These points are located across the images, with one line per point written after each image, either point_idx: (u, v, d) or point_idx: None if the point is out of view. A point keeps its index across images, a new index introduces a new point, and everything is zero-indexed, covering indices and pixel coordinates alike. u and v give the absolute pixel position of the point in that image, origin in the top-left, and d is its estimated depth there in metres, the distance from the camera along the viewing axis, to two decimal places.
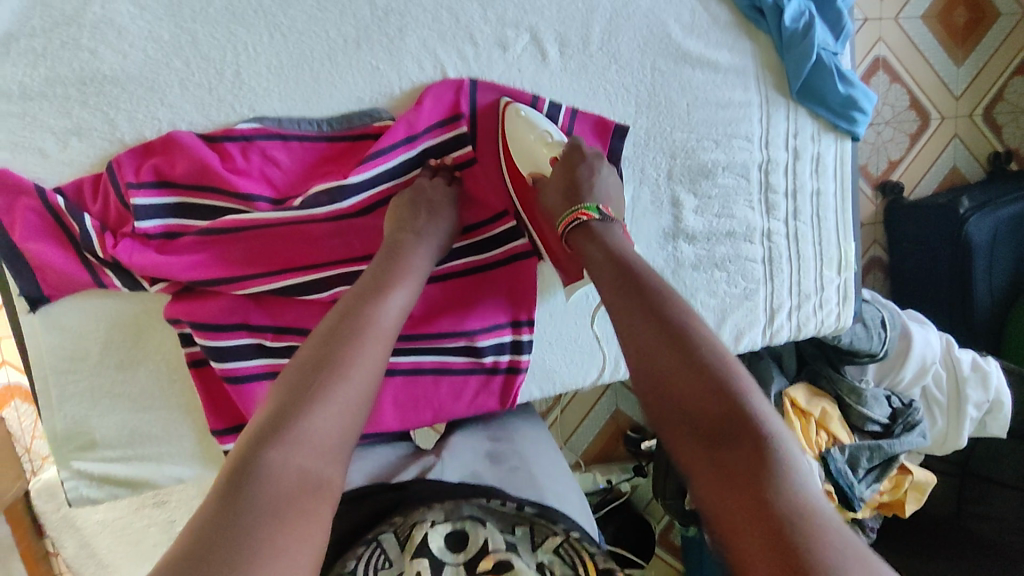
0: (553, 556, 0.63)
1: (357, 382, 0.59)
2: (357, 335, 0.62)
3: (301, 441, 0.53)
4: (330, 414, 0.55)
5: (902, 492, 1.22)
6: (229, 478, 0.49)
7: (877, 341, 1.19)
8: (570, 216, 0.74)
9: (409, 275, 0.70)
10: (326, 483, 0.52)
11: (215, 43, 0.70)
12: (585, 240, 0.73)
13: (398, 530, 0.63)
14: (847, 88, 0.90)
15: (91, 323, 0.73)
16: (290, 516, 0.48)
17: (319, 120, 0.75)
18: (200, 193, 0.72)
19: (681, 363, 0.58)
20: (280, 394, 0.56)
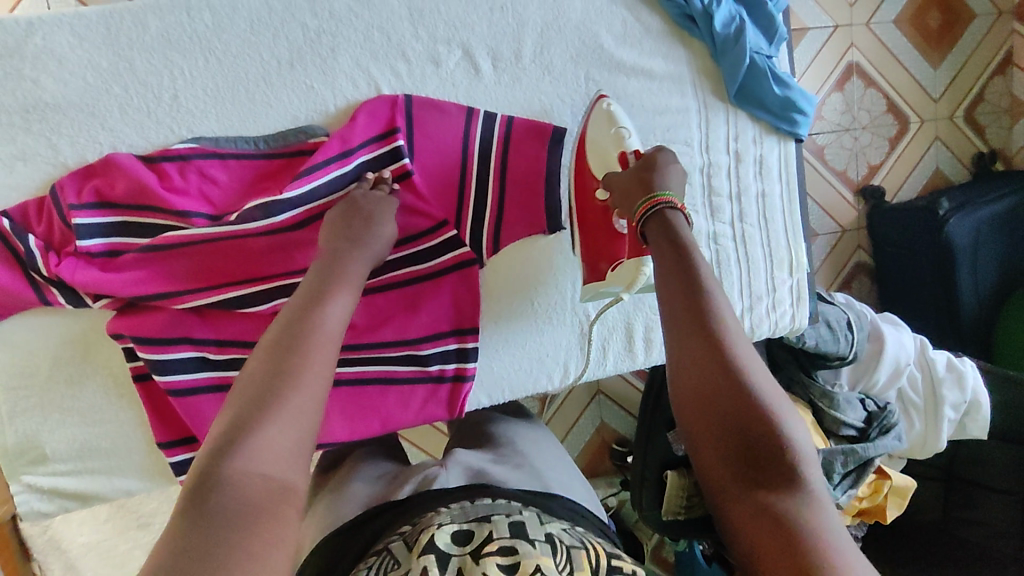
0: (559, 531, 0.62)
1: (312, 385, 0.57)
2: (311, 342, 0.61)
3: (259, 448, 0.50)
4: (284, 424, 0.53)
5: (881, 498, 1.20)
6: (189, 496, 0.47)
7: (845, 344, 1.17)
8: (649, 202, 0.70)
9: (348, 281, 0.70)
10: (296, 486, 0.51)
11: (153, 70, 0.74)
12: (658, 227, 0.69)
13: (408, 535, 0.62)
14: (784, 90, 0.91)
15: (39, 339, 0.75)
16: (261, 524, 0.46)
17: (255, 138, 0.77)
18: (140, 212, 0.74)
19: (727, 377, 0.56)
20: (237, 404, 0.54)
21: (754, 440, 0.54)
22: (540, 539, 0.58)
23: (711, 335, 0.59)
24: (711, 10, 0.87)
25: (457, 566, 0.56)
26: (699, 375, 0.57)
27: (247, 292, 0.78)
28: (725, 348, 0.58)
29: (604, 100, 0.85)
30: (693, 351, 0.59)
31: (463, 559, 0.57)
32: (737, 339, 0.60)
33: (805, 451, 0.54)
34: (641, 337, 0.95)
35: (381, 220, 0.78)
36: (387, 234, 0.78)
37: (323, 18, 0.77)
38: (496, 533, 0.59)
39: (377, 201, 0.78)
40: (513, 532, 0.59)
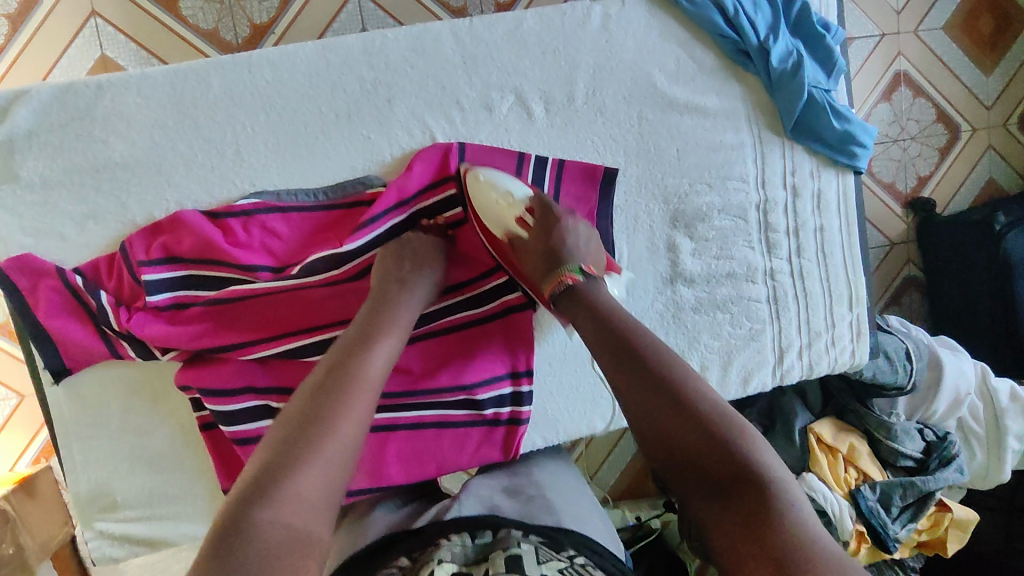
0: (558, 574, 0.61)
1: (345, 434, 0.58)
2: (349, 387, 0.62)
3: (288, 496, 0.51)
4: (315, 473, 0.54)
5: (942, 531, 1.17)
6: (216, 538, 0.48)
7: (903, 375, 1.14)
8: (555, 280, 0.74)
9: (394, 328, 0.71)
10: (319, 537, 0.51)
11: (216, 126, 0.76)
12: (573, 303, 0.72)
13: (408, 571, 0.63)
14: (844, 124, 0.88)
15: (110, 390, 0.77)
16: (279, 568, 0.47)
17: (314, 190, 0.78)
18: (206, 267, 0.76)
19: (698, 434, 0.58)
20: (271, 447, 0.56)
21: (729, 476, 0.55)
22: None
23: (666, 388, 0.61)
24: (767, 45, 0.85)
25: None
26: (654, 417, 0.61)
27: (308, 342, 0.78)
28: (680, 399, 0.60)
29: (470, 166, 0.81)
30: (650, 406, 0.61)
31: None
32: (683, 373, 0.62)
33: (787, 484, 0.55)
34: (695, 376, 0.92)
35: (434, 269, 0.79)
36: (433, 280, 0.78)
37: (380, 70, 0.78)
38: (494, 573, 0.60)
39: (429, 251, 0.79)
40: (510, 567, 0.60)
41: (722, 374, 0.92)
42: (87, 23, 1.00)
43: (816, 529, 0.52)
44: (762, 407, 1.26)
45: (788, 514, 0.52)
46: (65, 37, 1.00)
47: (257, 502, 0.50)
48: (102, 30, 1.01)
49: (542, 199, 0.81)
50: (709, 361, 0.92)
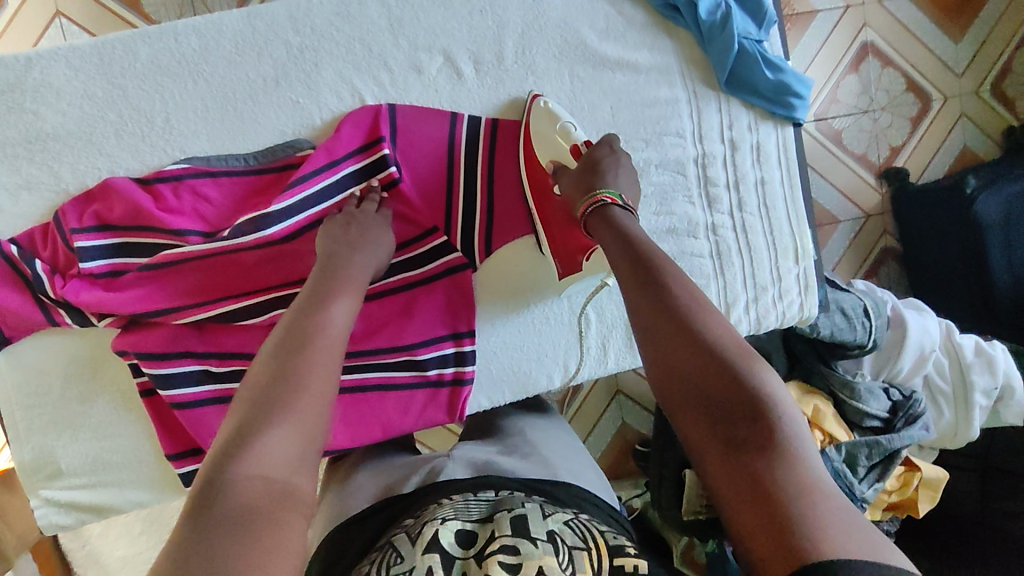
0: (563, 526, 0.63)
1: (316, 386, 0.57)
2: (316, 345, 0.61)
3: (261, 450, 0.49)
4: (287, 430, 0.52)
5: (911, 491, 1.16)
6: (196, 498, 0.45)
7: (862, 332, 1.11)
8: (591, 200, 0.73)
9: (349, 288, 0.71)
10: (300, 491, 0.49)
11: (145, 95, 0.77)
12: (603, 227, 0.71)
13: (409, 530, 0.64)
14: (776, 74, 0.88)
15: (51, 359, 0.78)
16: (260, 519, 0.44)
17: (244, 155, 0.79)
18: (139, 233, 0.77)
19: (700, 365, 0.55)
20: (244, 409, 0.53)
21: (731, 406, 0.52)
22: (543, 536, 0.59)
23: (686, 323, 0.58)
24: None
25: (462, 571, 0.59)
26: (674, 357, 0.56)
27: (244, 305, 0.79)
28: (701, 335, 0.57)
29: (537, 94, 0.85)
30: (667, 344, 0.57)
31: (468, 563, 0.59)
32: (708, 315, 0.59)
33: (790, 417, 0.51)
34: None
35: (375, 232, 0.79)
36: (383, 246, 0.79)
37: (306, 34, 0.80)
38: (499, 533, 0.60)
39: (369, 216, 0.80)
40: (516, 528, 0.60)
41: None
42: (52, 23, 1.04)
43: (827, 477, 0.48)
44: None
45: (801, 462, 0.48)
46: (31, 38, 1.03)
47: (230, 463, 0.48)
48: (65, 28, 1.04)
49: (604, 137, 0.81)
50: None
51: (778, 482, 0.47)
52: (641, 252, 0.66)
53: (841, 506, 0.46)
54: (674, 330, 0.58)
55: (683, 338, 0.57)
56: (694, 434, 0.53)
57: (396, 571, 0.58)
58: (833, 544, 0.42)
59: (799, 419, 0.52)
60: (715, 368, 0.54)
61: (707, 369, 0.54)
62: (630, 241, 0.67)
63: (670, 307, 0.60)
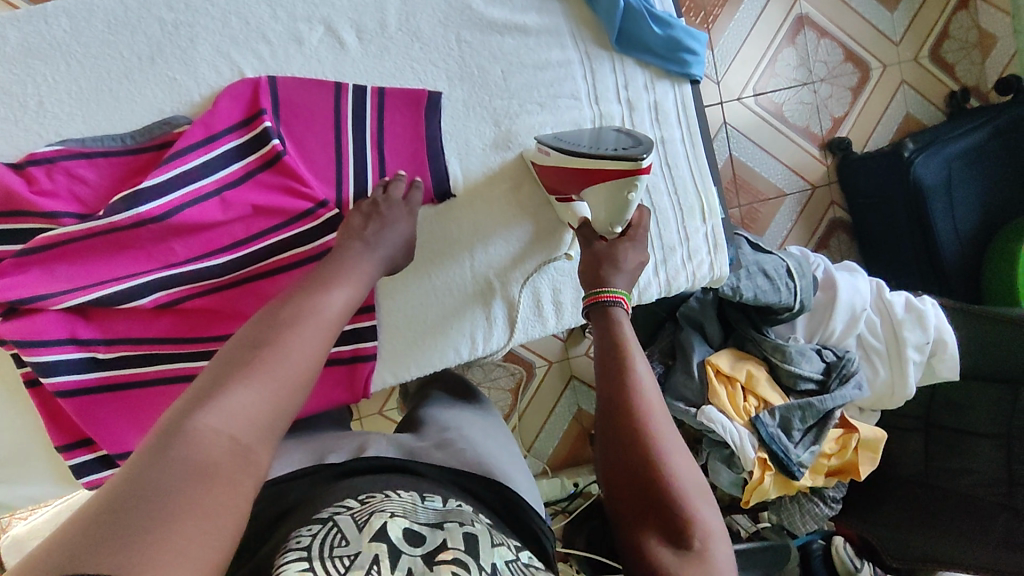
0: (505, 561, 0.58)
1: (296, 361, 0.56)
2: (303, 322, 0.60)
3: (228, 406, 0.49)
4: (256, 391, 0.51)
5: (850, 454, 1.14)
6: (156, 437, 0.46)
7: (785, 292, 1.09)
8: (592, 297, 0.73)
9: (350, 276, 0.69)
10: (258, 458, 0.49)
11: (15, 79, 0.76)
12: (603, 321, 0.72)
13: (355, 513, 0.59)
14: (666, 30, 0.88)
15: None
16: (217, 478, 0.44)
17: (120, 134, 0.78)
18: (14, 219, 0.75)
19: (636, 448, 0.62)
20: (217, 365, 0.53)
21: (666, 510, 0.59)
22: (489, 565, 0.56)
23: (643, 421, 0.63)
24: None
25: (408, 565, 0.54)
26: (629, 449, 0.62)
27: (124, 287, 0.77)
28: (652, 435, 0.62)
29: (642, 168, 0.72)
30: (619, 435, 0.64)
31: (414, 559, 0.55)
32: (665, 420, 0.64)
33: (714, 531, 0.58)
34: (547, 300, 0.91)
35: (397, 224, 0.78)
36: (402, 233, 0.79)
37: (179, 11, 0.79)
38: (450, 544, 0.57)
39: (388, 205, 0.79)
40: (468, 544, 0.58)
41: (578, 298, 0.91)
42: None
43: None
44: (664, 347, 1.25)
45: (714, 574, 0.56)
46: None
47: (196, 412, 0.47)
48: None
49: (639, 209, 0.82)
50: (561, 285, 0.91)
51: None
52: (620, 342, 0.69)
53: None
54: (626, 419, 0.63)
55: (640, 432, 0.62)
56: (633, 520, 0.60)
57: (340, 552, 0.54)
58: None
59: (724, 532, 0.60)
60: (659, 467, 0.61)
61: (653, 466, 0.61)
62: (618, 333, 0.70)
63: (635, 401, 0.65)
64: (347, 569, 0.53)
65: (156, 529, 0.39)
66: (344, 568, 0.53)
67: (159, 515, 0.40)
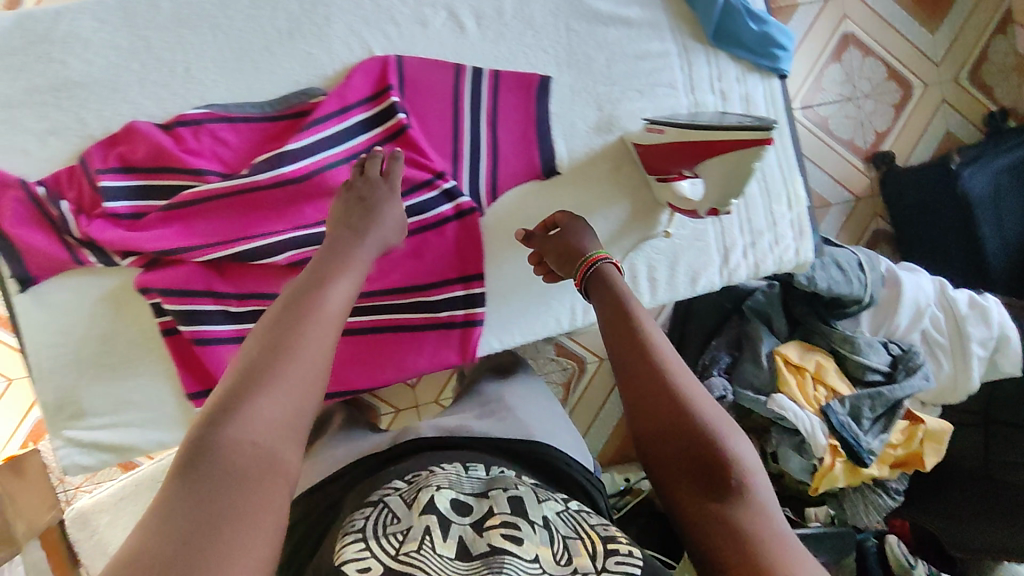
0: (554, 514, 0.60)
1: (307, 356, 0.55)
2: (308, 319, 0.58)
3: (250, 417, 0.50)
4: (278, 398, 0.52)
5: (916, 445, 1.17)
6: (185, 456, 0.47)
7: (858, 285, 1.15)
8: (591, 259, 0.77)
9: (352, 267, 0.68)
10: (286, 459, 0.50)
11: (166, 46, 0.81)
12: (603, 284, 0.74)
13: (404, 493, 0.61)
14: (761, 26, 0.94)
15: (75, 301, 0.81)
16: (245, 489, 0.46)
17: (260, 102, 0.83)
18: (162, 175, 0.80)
19: (651, 401, 0.60)
20: (232, 376, 0.53)
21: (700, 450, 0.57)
22: (540, 521, 0.58)
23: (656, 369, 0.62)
24: None
25: (460, 533, 0.56)
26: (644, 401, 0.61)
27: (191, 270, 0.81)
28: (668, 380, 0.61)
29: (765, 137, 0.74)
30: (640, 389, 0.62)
31: (465, 527, 0.56)
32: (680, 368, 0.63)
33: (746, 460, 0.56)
34: (643, 277, 0.95)
35: (381, 206, 0.79)
36: (393, 221, 0.79)
37: None
38: (497, 508, 0.58)
39: (385, 190, 0.80)
40: (514, 506, 0.59)
41: (670, 275, 0.96)
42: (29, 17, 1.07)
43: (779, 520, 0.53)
44: (730, 338, 1.29)
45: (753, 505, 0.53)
46: None
47: (218, 428, 0.48)
48: None
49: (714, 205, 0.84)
50: (656, 263, 0.95)
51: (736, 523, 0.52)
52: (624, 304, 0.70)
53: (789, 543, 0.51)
54: (637, 376, 0.63)
55: (656, 382, 0.61)
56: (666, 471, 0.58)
57: (392, 530, 0.56)
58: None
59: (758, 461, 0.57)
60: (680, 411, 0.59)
61: (673, 408, 0.59)
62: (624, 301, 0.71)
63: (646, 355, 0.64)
64: (402, 543, 0.54)
65: (197, 548, 0.42)
66: (399, 543, 0.54)
67: (195, 538, 0.42)
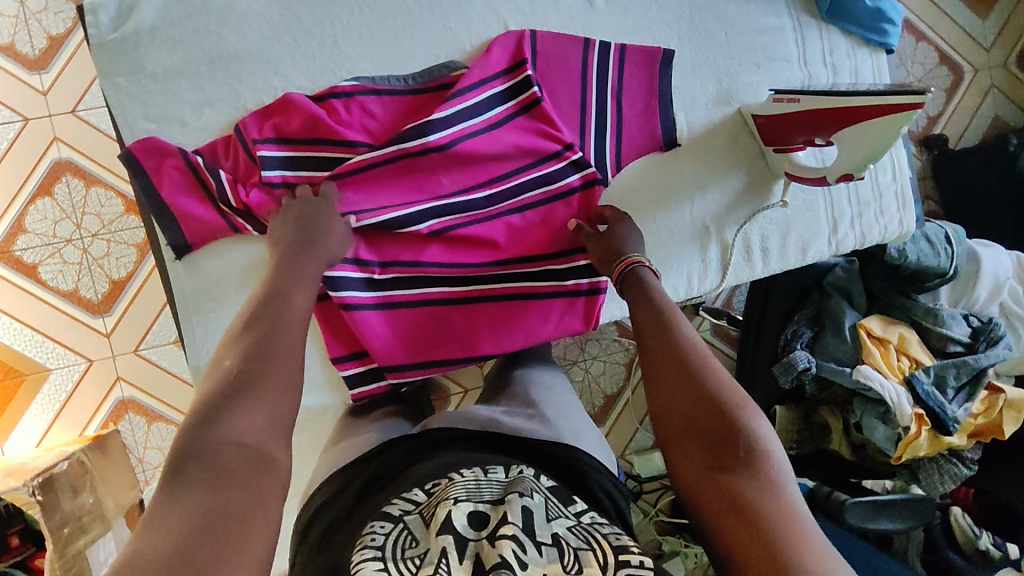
0: (566, 530, 0.59)
1: (283, 370, 0.60)
2: (278, 334, 0.63)
3: (230, 423, 0.54)
4: (252, 408, 0.55)
5: (997, 414, 1.21)
6: (173, 459, 0.51)
7: (945, 257, 1.19)
8: (627, 261, 0.81)
9: (304, 279, 0.72)
10: (271, 456, 0.54)
11: (316, 20, 0.84)
12: (635, 285, 0.78)
13: (423, 511, 0.62)
14: (874, 2, 0.97)
15: (226, 269, 0.83)
16: (233, 487, 0.50)
17: (403, 75, 0.86)
18: (314, 146, 0.83)
19: (679, 395, 0.65)
20: (215, 382, 0.57)
21: (723, 441, 0.61)
22: (547, 540, 0.58)
23: (687, 362, 0.67)
24: None
25: (476, 550, 0.57)
26: (673, 393, 0.66)
27: (270, 226, 0.78)
28: (697, 374, 0.66)
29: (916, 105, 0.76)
30: (668, 381, 0.67)
31: (480, 544, 0.57)
32: (710, 362, 0.68)
33: (770, 447, 0.61)
34: (757, 247, 0.98)
35: (328, 222, 0.79)
36: (338, 234, 0.80)
37: None
38: (510, 517, 0.58)
39: (322, 207, 0.80)
40: (526, 519, 0.58)
41: (782, 245, 0.99)
42: None
43: (798, 503, 0.58)
44: (808, 313, 1.30)
45: (776, 488, 0.58)
46: None
47: (202, 431, 0.52)
48: None
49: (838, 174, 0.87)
50: (768, 233, 0.99)
51: (762, 506, 0.56)
52: (655, 302, 0.74)
53: (808, 525, 0.55)
54: (665, 371, 0.68)
55: (688, 375, 0.66)
56: (686, 460, 0.63)
57: (410, 554, 0.57)
58: (794, 555, 0.52)
59: (782, 451, 0.62)
60: (711, 402, 0.64)
61: (702, 400, 0.64)
62: (654, 299, 0.75)
63: (677, 350, 0.69)
64: (418, 569, 0.55)
65: (198, 549, 0.45)
66: (415, 568, 0.55)
67: (195, 540, 0.46)
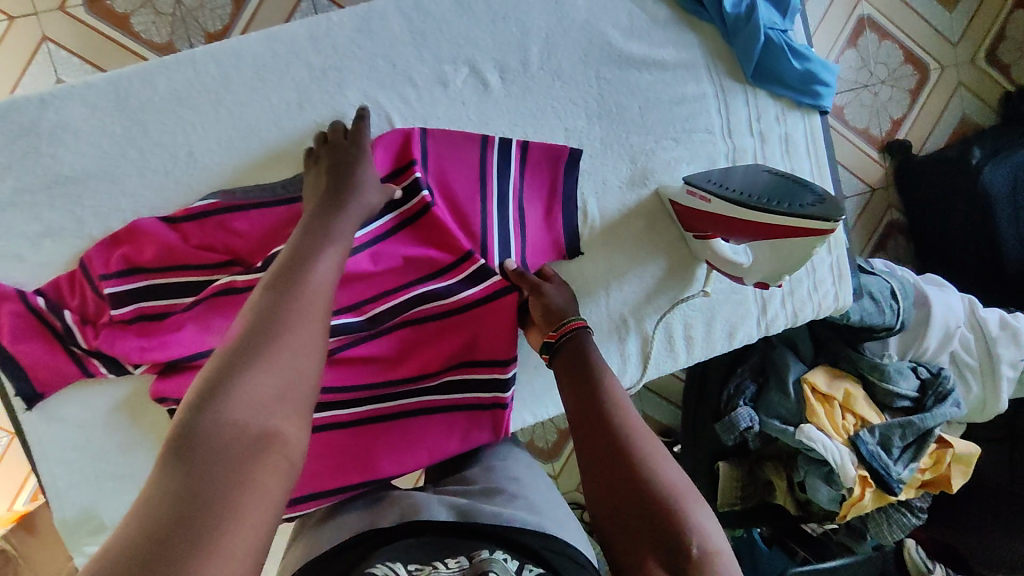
0: None
1: (298, 333, 0.51)
2: (301, 296, 0.54)
3: (234, 394, 0.46)
4: (263, 374, 0.48)
5: (944, 468, 1.17)
6: (174, 436, 0.44)
7: (891, 314, 1.13)
8: (565, 326, 0.74)
9: (337, 238, 0.62)
10: (278, 435, 0.46)
11: (166, 129, 0.73)
12: (571, 350, 0.72)
13: None
14: (803, 63, 0.88)
15: (87, 414, 0.76)
16: (234, 469, 0.43)
17: (271, 184, 0.76)
18: (171, 274, 0.73)
19: (615, 468, 0.59)
20: (226, 347, 0.50)
21: (661, 525, 0.54)
22: None
23: (620, 436, 0.61)
24: None
25: None
26: (606, 470, 0.59)
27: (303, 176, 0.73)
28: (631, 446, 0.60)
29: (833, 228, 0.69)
30: (601, 456, 0.60)
31: None
32: (647, 436, 0.62)
33: (710, 535, 0.54)
34: (680, 336, 0.91)
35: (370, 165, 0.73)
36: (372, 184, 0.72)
37: (327, 54, 0.76)
38: None
39: (358, 153, 0.73)
40: None
41: (707, 332, 0.92)
42: (39, 48, 1.03)
43: None
44: (755, 362, 1.26)
45: None
46: (21, 58, 1.02)
47: (205, 406, 0.45)
48: (53, 53, 1.03)
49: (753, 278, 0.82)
50: (692, 319, 0.91)
51: None
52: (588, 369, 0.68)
53: None
54: (603, 439, 0.61)
55: (623, 446, 0.60)
56: (624, 545, 0.56)
57: None
58: None
59: (725, 538, 0.55)
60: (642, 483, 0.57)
61: (632, 479, 0.57)
62: (586, 369, 0.69)
63: (606, 423, 0.62)
64: None
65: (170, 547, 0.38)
66: None
67: (164, 538, 0.38)
